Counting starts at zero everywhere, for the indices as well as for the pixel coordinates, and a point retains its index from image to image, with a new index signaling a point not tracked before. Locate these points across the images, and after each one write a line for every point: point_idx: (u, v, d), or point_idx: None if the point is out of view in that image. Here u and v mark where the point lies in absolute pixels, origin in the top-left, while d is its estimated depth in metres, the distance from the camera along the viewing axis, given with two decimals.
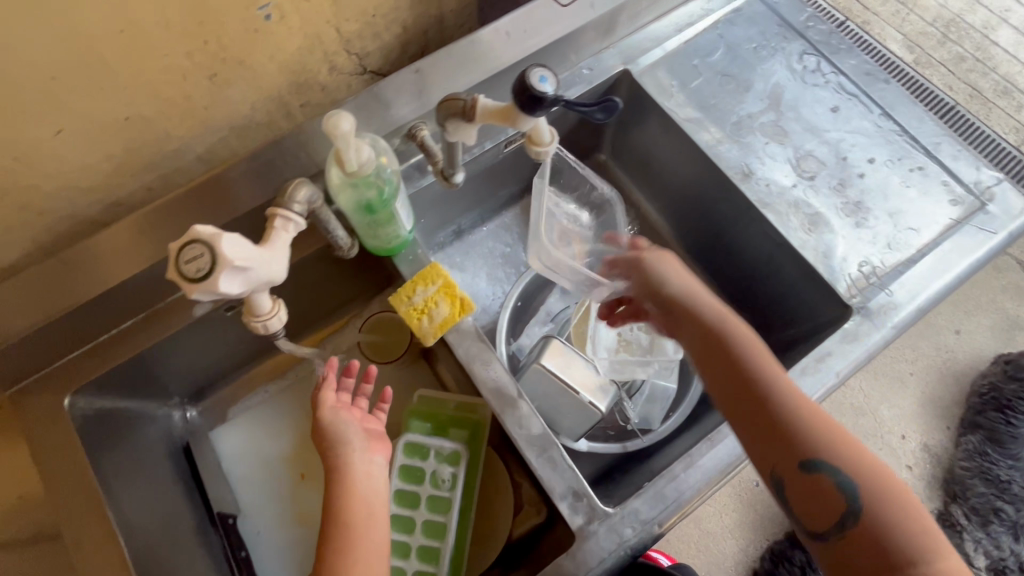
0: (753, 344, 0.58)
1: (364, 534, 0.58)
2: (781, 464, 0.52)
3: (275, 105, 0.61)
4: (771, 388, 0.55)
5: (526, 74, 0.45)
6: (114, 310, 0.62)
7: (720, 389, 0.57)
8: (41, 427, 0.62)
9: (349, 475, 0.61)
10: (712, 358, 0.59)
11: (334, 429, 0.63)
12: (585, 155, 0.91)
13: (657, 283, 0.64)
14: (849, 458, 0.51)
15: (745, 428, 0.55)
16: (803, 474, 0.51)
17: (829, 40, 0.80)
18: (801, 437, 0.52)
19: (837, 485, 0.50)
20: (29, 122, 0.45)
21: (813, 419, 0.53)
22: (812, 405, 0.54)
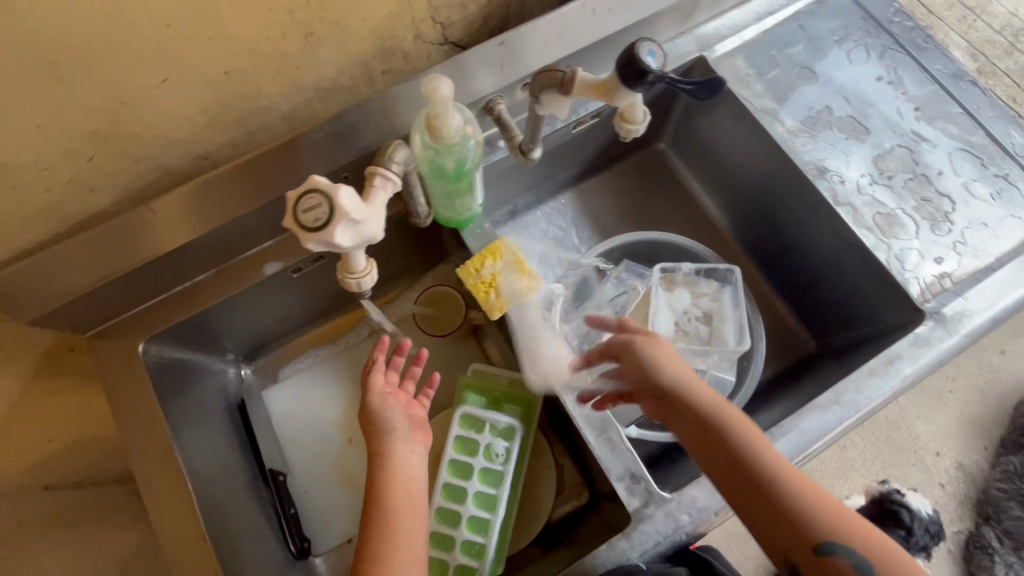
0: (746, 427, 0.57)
1: (403, 522, 0.58)
2: (795, 552, 0.52)
3: (360, 70, 0.61)
4: (773, 478, 0.54)
5: (634, 47, 0.44)
6: (191, 262, 0.64)
7: (723, 484, 0.56)
8: (116, 370, 0.64)
9: (391, 460, 0.61)
10: (711, 444, 0.57)
11: (379, 413, 0.64)
12: (646, 143, 0.90)
13: (648, 365, 0.63)
14: (857, 536, 0.51)
15: (754, 522, 0.54)
16: (819, 562, 0.51)
17: (914, 38, 0.78)
18: (810, 525, 0.52)
19: (852, 569, 0.50)
20: (138, 67, 0.46)
21: (816, 502, 0.53)
22: (813, 487, 0.54)
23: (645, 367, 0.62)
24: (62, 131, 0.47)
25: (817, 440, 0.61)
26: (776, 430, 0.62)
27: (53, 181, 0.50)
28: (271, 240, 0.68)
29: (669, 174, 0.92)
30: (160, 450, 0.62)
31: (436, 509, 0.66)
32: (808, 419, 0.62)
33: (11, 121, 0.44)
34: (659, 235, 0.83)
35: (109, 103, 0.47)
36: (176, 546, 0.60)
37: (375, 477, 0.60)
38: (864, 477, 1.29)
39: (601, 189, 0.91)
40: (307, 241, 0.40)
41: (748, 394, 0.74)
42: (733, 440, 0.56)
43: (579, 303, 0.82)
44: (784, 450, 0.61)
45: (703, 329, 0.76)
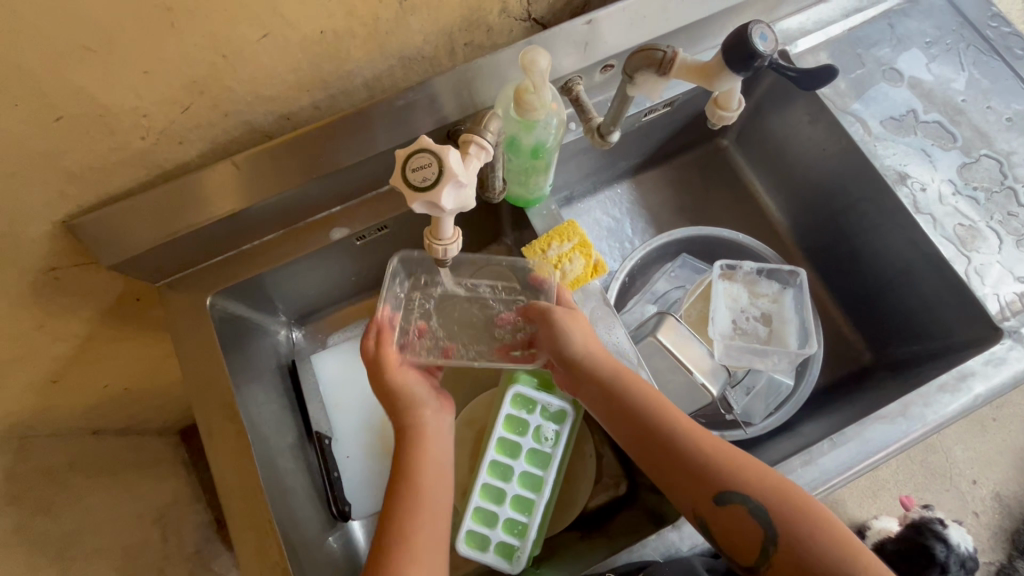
0: (643, 390, 0.59)
1: (427, 505, 0.58)
2: (699, 506, 0.54)
3: (444, 40, 0.60)
4: (671, 437, 0.56)
5: (747, 29, 0.44)
6: (264, 222, 0.65)
7: (630, 447, 0.59)
8: (185, 322, 0.65)
9: (424, 438, 0.62)
10: (612, 412, 0.60)
11: (404, 390, 0.63)
12: (710, 137, 0.88)
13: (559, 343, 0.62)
14: (753, 482, 0.53)
15: (659, 482, 0.57)
16: (720, 513, 0.53)
17: (1010, 44, 0.75)
18: (701, 475, 0.54)
19: (750, 516, 0.52)
20: (244, 20, 0.47)
21: (715, 456, 0.55)
22: (707, 442, 0.56)
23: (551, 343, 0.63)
24: (165, 79, 0.48)
25: (879, 451, 0.60)
26: (836, 437, 0.60)
27: (149, 128, 0.51)
28: (340, 206, 0.69)
29: (730, 171, 0.90)
30: (220, 395, 0.64)
31: (482, 486, 0.67)
32: (871, 429, 0.60)
33: (119, 65, 0.45)
34: (720, 232, 0.81)
35: (210, 54, 0.48)
36: (228, 494, 0.61)
37: (407, 454, 0.61)
38: (895, 497, 1.25)
39: (659, 182, 0.90)
40: (414, 201, 0.40)
41: (801, 399, 0.73)
42: (632, 405, 0.59)
43: (629, 296, 0.82)
44: (844, 459, 0.60)
45: (762, 330, 0.75)
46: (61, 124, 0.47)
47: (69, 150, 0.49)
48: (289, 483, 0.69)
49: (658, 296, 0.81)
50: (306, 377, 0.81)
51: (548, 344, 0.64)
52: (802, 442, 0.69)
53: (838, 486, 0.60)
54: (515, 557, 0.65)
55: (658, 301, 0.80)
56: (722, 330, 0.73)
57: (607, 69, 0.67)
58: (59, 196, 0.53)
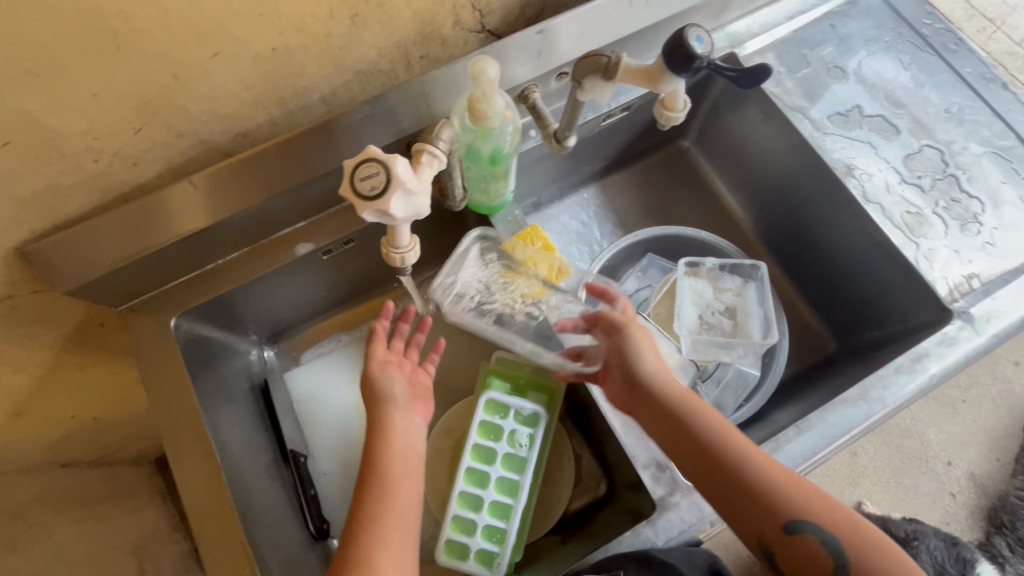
0: (711, 418, 0.57)
1: (396, 491, 0.59)
2: (768, 535, 0.52)
3: (399, 54, 0.61)
4: (744, 468, 0.54)
5: (683, 32, 0.45)
6: (227, 240, 0.65)
7: (694, 478, 0.56)
8: (149, 345, 0.64)
9: (390, 431, 0.63)
10: (680, 440, 0.57)
11: (379, 383, 0.66)
12: (670, 139, 0.91)
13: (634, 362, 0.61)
14: (823, 512, 0.52)
15: (727, 513, 0.54)
16: (791, 543, 0.52)
17: (943, 40, 0.79)
18: (775, 508, 0.52)
19: (822, 547, 0.51)
20: (193, 42, 0.47)
21: (785, 484, 0.53)
22: (779, 474, 0.54)
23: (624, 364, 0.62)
24: (115, 101, 0.48)
25: (844, 434, 0.61)
26: (801, 424, 0.61)
27: (101, 152, 0.51)
28: (303, 221, 0.69)
29: (693, 172, 0.92)
30: (188, 417, 0.63)
31: (459, 493, 0.67)
32: (834, 414, 0.62)
33: (65, 89, 0.45)
34: (684, 231, 0.83)
35: (160, 75, 0.48)
36: (199, 518, 0.60)
37: (376, 447, 0.61)
38: (875, 484, 1.28)
39: (625, 184, 0.92)
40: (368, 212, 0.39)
41: (770, 387, 0.75)
42: (701, 434, 0.56)
43: None
44: (811, 444, 0.61)
45: (727, 323, 0.76)
46: (8, 150, 0.46)
47: (19, 176, 0.49)
48: (264, 501, 0.68)
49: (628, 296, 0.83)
50: (278, 396, 0.80)
51: (620, 364, 0.62)
52: (772, 430, 0.71)
53: (804, 472, 0.61)
54: (495, 565, 0.65)
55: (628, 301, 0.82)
56: (688, 326, 0.74)
57: (562, 77, 0.69)
58: (11, 225, 0.52)
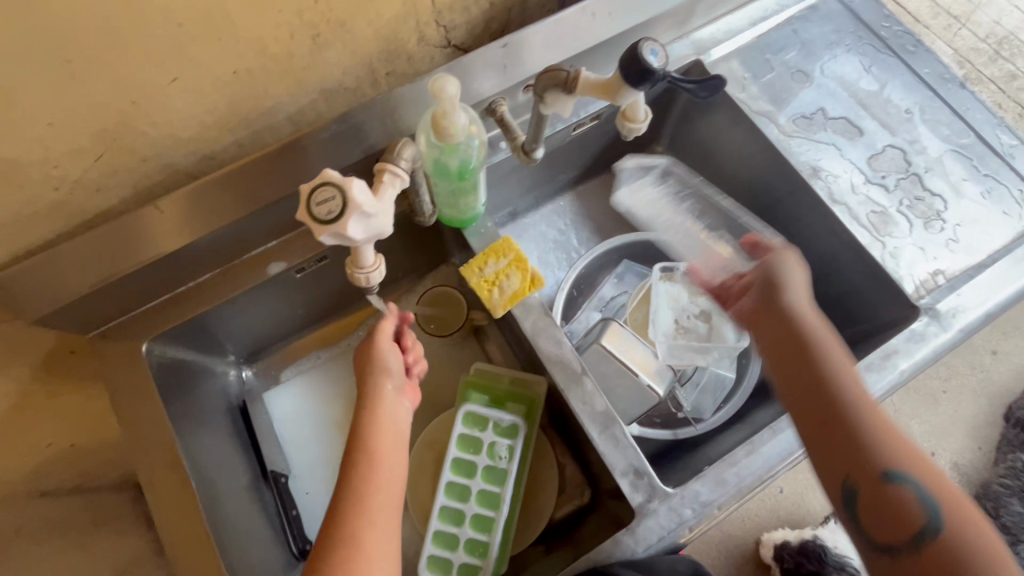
0: (841, 355, 0.57)
1: (384, 466, 0.57)
2: (854, 471, 0.50)
3: (365, 71, 0.62)
4: (855, 402, 0.53)
5: (638, 47, 0.46)
6: (197, 261, 0.64)
7: (799, 396, 0.56)
8: (119, 372, 0.64)
9: (380, 407, 0.61)
10: (792, 356, 0.58)
11: (376, 359, 0.64)
12: (643, 145, 0.92)
13: (778, 280, 0.64)
14: (933, 477, 0.48)
15: (819, 437, 0.53)
16: (881, 486, 0.49)
17: (902, 42, 0.80)
18: (879, 449, 0.50)
19: (914, 502, 0.47)
20: (150, 68, 0.47)
21: (893, 436, 0.51)
22: (900, 429, 0.51)
23: (765, 291, 0.65)
24: (73, 129, 0.47)
25: None
26: (776, 425, 0.62)
27: (61, 179, 0.51)
28: (276, 240, 0.69)
29: None
30: (160, 446, 0.62)
31: (440, 508, 0.67)
32: None
33: (20, 119, 0.45)
34: (657, 238, 0.86)
35: (118, 102, 0.48)
36: (173, 542, 0.60)
37: (363, 422, 0.60)
38: None
39: (600, 191, 0.93)
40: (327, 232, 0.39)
41: (747, 390, 0.76)
42: (823, 358, 0.57)
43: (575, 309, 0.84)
44: (786, 444, 0.61)
45: (702, 327, 0.77)
46: None
47: None
48: (242, 524, 0.67)
49: (606, 302, 0.84)
50: (257, 418, 0.79)
51: (762, 284, 0.65)
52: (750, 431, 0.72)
53: (780, 471, 0.62)
54: None
55: (605, 308, 0.83)
56: (664, 330, 0.76)
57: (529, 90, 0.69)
58: None
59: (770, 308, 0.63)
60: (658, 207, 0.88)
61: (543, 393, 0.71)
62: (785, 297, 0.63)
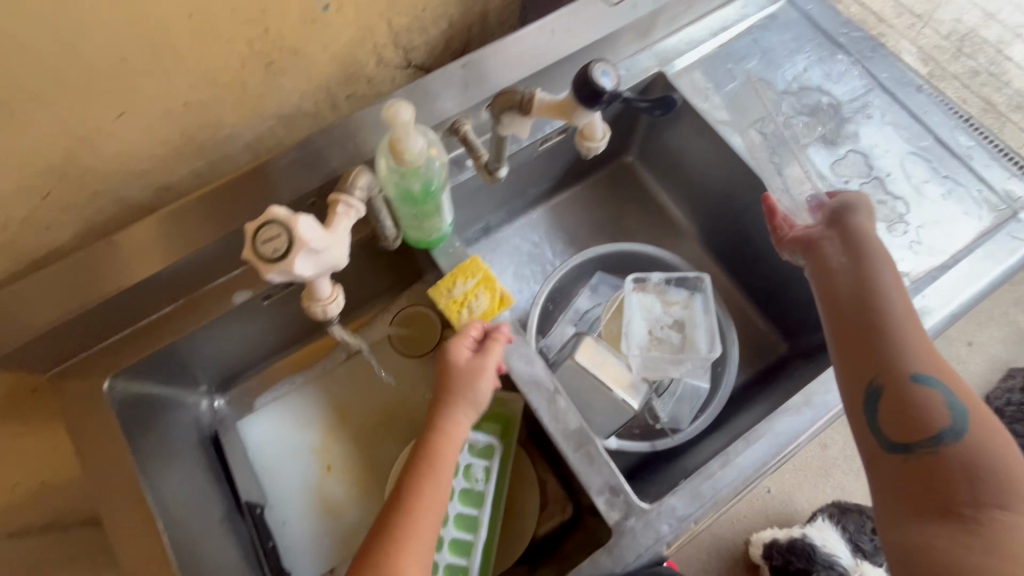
0: (900, 283, 0.61)
1: (441, 493, 0.57)
2: (890, 377, 0.54)
3: (323, 95, 0.61)
4: (901, 321, 0.57)
5: (588, 68, 0.46)
6: (158, 294, 0.63)
7: (843, 307, 0.60)
8: (79, 411, 0.62)
9: (456, 436, 0.60)
10: (849, 276, 0.62)
11: (472, 385, 0.61)
12: (613, 155, 0.92)
13: (848, 213, 0.67)
14: (960, 390, 0.53)
15: (857, 343, 0.57)
16: (913, 391, 0.53)
17: (860, 47, 0.82)
18: (916, 360, 0.55)
19: (944, 408, 0.52)
20: (93, 104, 0.46)
21: (935, 357, 0.55)
22: (938, 350, 0.56)
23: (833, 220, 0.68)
24: (16, 169, 0.46)
25: (790, 442, 0.62)
26: (749, 435, 0.62)
27: (8, 219, 0.50)
28: (239, 270, 0.67)
29: (638, 187, 0.93)
30: (121, 483, 0.61)
31: None
32: (780, 422, 0.63)
33: None
34: (634, 247, 0.84)
35: (63, 139, 0.47)
36: None
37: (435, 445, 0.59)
38: (846, 474, 1.27)
39: (573, 203, 0.93)
40: (267, 272, 0.41)
41: (724, 399, 0.76)
42: (876, 281, 0.60)
43: (549, 324, 0.83)
44: (760, 454, 0.61)
45: (675, 337, 0.76)
46: None
47: None
48: (215, 561, 0.66)
49: (581, 314, 0.84)
50: (232, 450, 0.78)
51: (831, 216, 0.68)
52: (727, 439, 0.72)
53: (756, 481, 0.62)
54: None
55: (580, 321, 0.83)
56: (638, 343, 0.75)
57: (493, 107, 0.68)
58: None
59: (832, 236, 0.66)
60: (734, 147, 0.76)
61: (519, 411, 0.71)
62: (853, 228, 0.65)
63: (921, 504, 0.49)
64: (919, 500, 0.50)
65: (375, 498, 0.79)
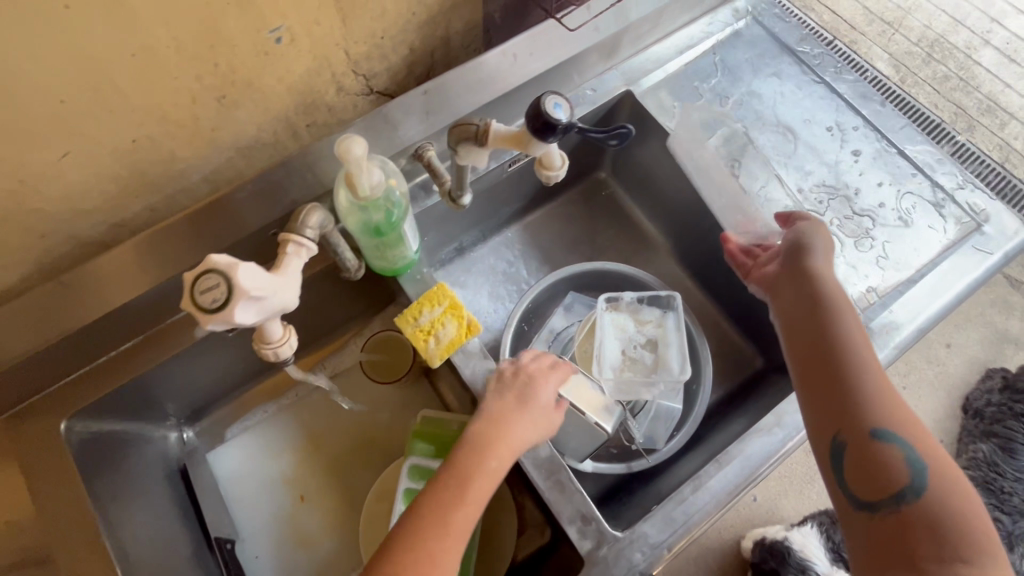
0: (857, 325, 0.60)
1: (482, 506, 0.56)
2: (851, 432, 0.53)
3: (282, 126, 0.60)
4: (861, 372, 0.56)
5: (541, 100, 0.47)
6: (116, 330, 0.61)
7: (804, 358, 0.60)
8: (35, 453, 0.61)
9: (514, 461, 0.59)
10: (805, 322, 0.61)
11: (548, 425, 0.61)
12: (586, 172, 0.92)
13: (806, 250, 0.66)
14: (923, 442, 0.52)
15: (818, 393, 0.57)
16: (873, 446, 0.52)
17: (823, 62, 0.82)
18: (877, 412, 0.53)
19: (905, 463, 0.51)
20: (35, 145, 0.46)
21: (896, 404, 0.54)
22: (899, 396, 0.54)
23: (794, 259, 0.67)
24: None
25: (761, 463, 0.62)
26: (721, 457, 0.62)
27: None
28: None
29: (612, 203, 0.93)
30: (79, 524, 0.59)
31: None
32: (751, 444, 0.62)
33: None
34: (606, 265, 0.84)
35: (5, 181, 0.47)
36: None
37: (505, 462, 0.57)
38: None
39: (548, 220, 0.92)
40: (204, 321, 0.42)
41: (699, 416, 0.75)
42: (834, 330, 0.59)
43: (523, 345, 0.83)
44: (732, 476, 0.61)
45: (648, 356, 0.76)
46: None
47: None
48: None
49: (556, 333, 0.83)
50: (200, 481, 0.74)
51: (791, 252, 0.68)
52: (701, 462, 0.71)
53: (730, 506, 0.61)
54: None
55: (553, 342, 0.82)
56: (611, 365, 0.75)
57: None
58: None
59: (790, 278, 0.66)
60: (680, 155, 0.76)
61: None
62: (807, 268, 0.65)
63: (886, 564, 0.48)
64: (884, 560, 0.48)
65: (350, 528, 0.77)
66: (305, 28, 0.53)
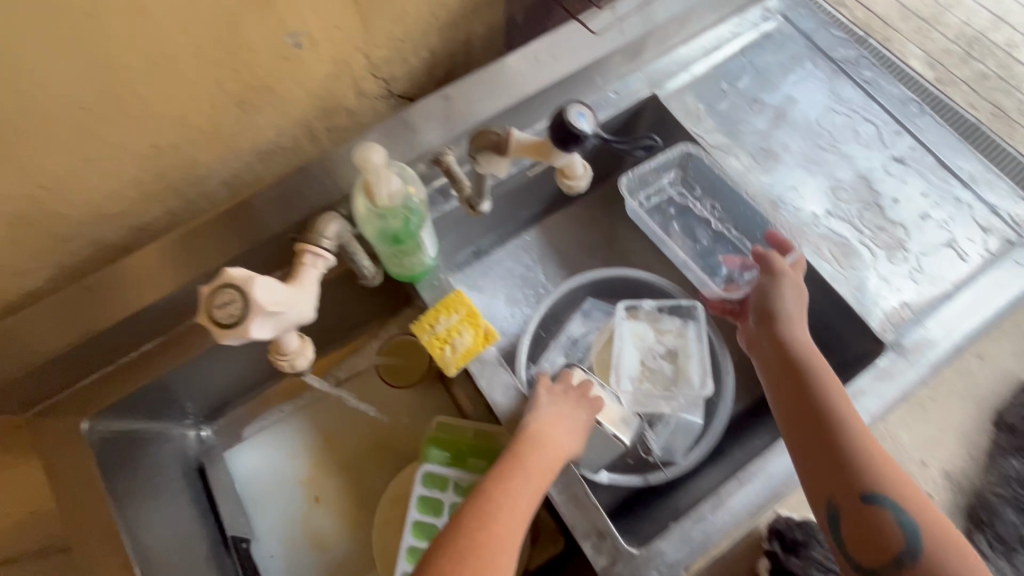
0: (830, 377, 0.59)
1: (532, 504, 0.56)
2: (841, 496, 0.52)
3: (302, 130, 0.60)
4: (844, 430, 0.55)
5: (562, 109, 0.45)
6: (136, 331, 0.61)
7: (787, 417, 0.59)
8: (58, 449, 0.62)
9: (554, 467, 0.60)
10: (783, 380, 0.61)
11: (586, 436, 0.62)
12: (607, 176, 0.90)
13: (776, 302, 0.66)
14: (913, 502, 0.51)
15: (805, 455, 0.56)
16: (865, 509, 0.51)
17: (858, 65, 0.79)
18: (863, 472, 0.53)
19: (897, 525, 0.50)
20: (58, 152, 0.46)
21: (880, 458, 0.53)
22: (879, 449, 0.54)
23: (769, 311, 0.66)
24: None
25: (783, 483, 0.60)
26: (742, 475, 0.60)
27: None
28: None
29: None
30: (99, 519, 0.60)
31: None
32: (773, 461, 0.60)
33: None
34: (627, 272, 0.82)
35: (28, 186, 0.47)
36: None
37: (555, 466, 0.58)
38: None
39: (567, 224, 0.90)
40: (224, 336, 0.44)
41: (720, 429, 0.74)
42: (813, 388, 0.58)
43: (539, 352, 0.81)
44: (753, 494, 0.59)
45: (668, 368, 0.74)
46: None
47: None
48: None
49: (574, 340, 0.82)
50: (217, 482, 0.75)
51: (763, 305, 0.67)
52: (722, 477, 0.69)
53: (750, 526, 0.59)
54: None
55: (571, 349, 0.81)
56: (629, 376, 0.73)
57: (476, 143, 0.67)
58: None
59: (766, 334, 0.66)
60: (647, 224, 0.79)
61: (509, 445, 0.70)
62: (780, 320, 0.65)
63: None
64: None
65: (363, 531, 0.78)
66: (326, 33, 0.52)
